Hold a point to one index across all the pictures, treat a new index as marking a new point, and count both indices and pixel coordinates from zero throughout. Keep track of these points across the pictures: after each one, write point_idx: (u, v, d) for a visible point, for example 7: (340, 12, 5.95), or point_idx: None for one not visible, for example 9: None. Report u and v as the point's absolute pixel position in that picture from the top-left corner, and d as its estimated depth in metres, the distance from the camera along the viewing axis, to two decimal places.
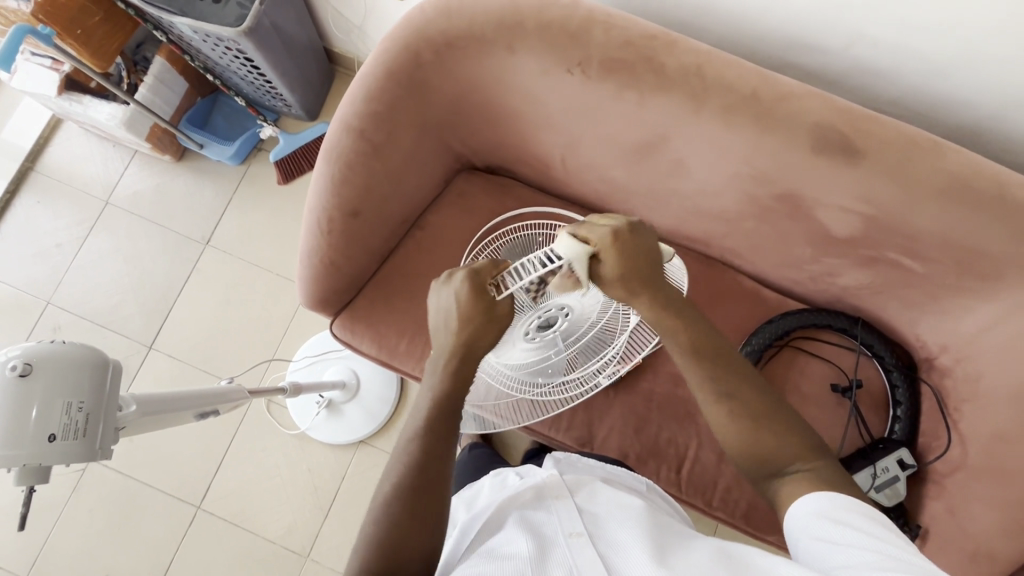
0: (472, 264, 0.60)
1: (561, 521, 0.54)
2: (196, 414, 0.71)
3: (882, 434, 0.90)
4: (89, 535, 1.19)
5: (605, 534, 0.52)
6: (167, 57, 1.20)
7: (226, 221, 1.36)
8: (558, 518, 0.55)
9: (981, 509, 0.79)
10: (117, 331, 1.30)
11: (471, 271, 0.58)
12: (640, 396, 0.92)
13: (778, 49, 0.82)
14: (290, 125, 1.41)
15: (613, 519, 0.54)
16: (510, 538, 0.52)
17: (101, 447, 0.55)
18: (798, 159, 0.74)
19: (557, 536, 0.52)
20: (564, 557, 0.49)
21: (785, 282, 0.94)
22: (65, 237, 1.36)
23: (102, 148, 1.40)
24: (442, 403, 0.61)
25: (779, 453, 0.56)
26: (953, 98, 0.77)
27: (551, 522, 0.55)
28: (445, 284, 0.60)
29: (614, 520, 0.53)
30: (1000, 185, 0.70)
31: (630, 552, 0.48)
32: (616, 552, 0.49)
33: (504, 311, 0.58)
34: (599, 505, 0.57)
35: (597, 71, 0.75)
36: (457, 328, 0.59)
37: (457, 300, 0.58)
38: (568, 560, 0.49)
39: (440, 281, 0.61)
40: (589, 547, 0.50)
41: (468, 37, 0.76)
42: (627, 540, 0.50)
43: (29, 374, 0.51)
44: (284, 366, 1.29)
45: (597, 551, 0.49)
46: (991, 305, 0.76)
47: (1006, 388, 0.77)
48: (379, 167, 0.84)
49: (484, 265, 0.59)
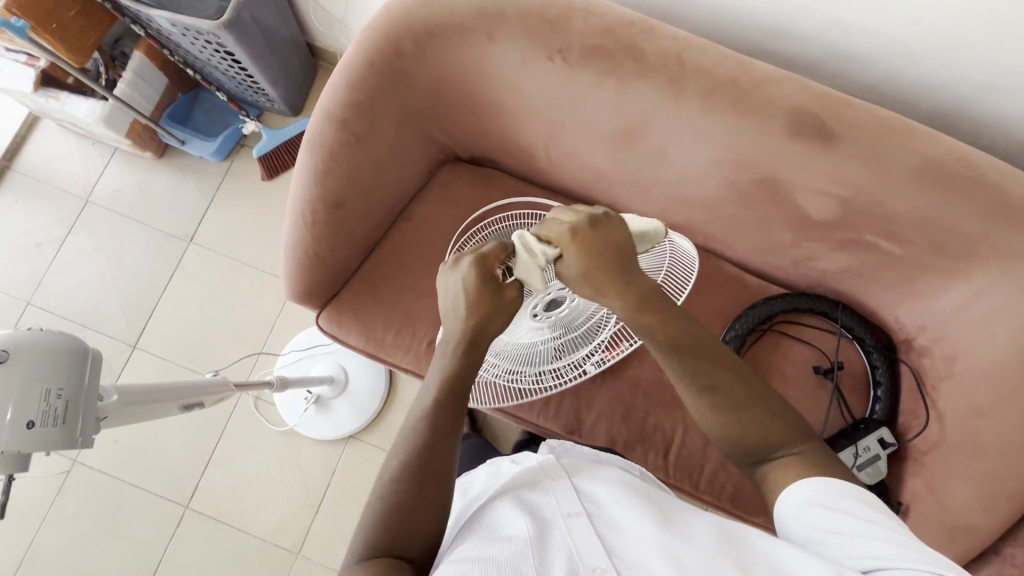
0: (479, 249, 0.62)
1: (558, 504, 0.54)
2: (181, 406, 0.70)
3: (863, 414, 0.92)
4: (74, 537, 1.17)
5: (605, 516, 0.52)
6: (145, 52, 1.19)
7: (210, 218, 1.35)
8: (557, 501, 0.55)
9: (960, 484, 0.81)
10: (100, 331, 1.29)
11: (478, 256, 0.61)
12: (627, 382, 0.93)
13: (755, 35, 0.83)
14: (274, 120, 1.40)
15: (612, 500, 0.54)
16: (508, 522, 0.52)
17: (81, 435, 0.55)
18: (776, 142, 0.75)
19: (556, 518, 0.52)
20: (563, 539, 0.50)
21: (766, 268, 0.96)
22: (44, 235, 1.34)
23: (81, 145, 1.38)
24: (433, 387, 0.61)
25: (770, 432, 0.57)
26: (923, 82, 0.79)
27: (549, 504, 0.55)
28: (451, 270, 0.63)
29: (614, 501, 0.54)
30: (970, 166, 0.72)
31: (630, 534, 0.49)
32: (616, 534, 0.49)
33: (511, 298, 0.62)
34: (598, 486, 0.57)
35: (578, 57, 0.76)
36: (465, 314, 0.60)
37: (464, 287, 0.60)
38: (567, 545, 0.49)
39: (446, 267, 0.64)
40: (587, 528, 0.50)
41: (448, 24, 0.77)
42: (626, 522, 0.50)
43: (7, 361, 0.50)
44: (271, 361, 1.28)
45: (595, 532, 0.50)
46: (965, 283, 0.78)
47: (981, 364, 0.79)
48: (362, 157, 0.84)
49: (491, 251, 0.62)
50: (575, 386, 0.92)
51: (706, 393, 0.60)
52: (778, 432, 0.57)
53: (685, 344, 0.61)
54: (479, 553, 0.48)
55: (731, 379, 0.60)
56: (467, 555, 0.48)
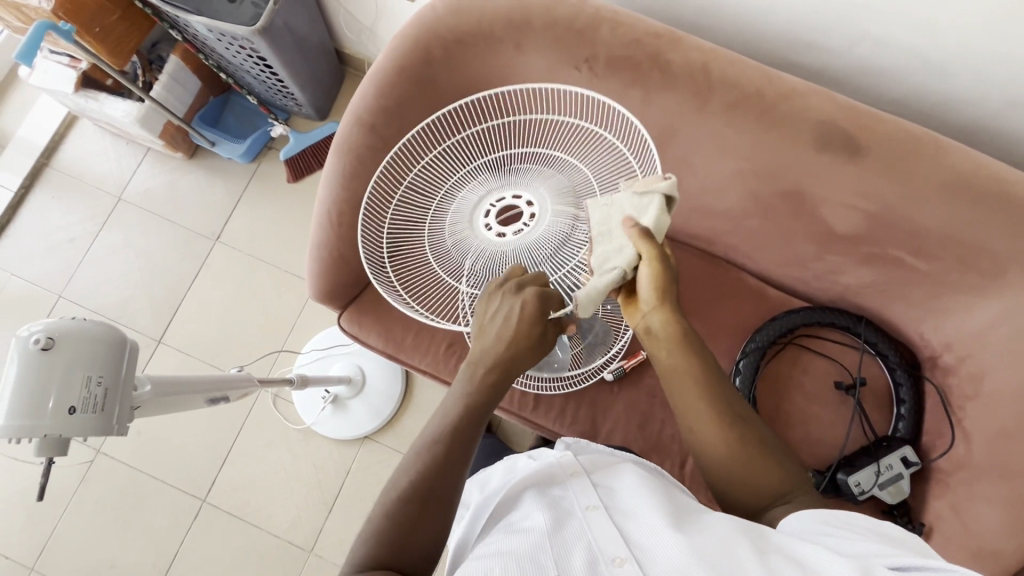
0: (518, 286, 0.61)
1: (576, 496, 0.55)
2: (208, 400, 0.72)
3: (886, 432, 0.91)
4: (95, 527, 1.20)
5: (622, 509, 0.52)
6: (182, 56, 1.22)
7: (236, 217, 1.38)
8: (575, 495, 0.55)
9: (986, 506, 0.78)
10: (127, 325, 1.32)
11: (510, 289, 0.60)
12: (644, 391, 0.92)
13: (782, 49, 0.84)
14: (301, 124, 1.44)
15: (630, 493, 0.54)
16: (526, 516, 0.52)
17: (116, 423, 0.56)
18: (801, 155, 0.75)
19: (574, 510, 0.52)
20: (581, 529, 0.49)
21: (787, 280, 0.95)
22: (77, 232, 1.38)
23: (116, 145, 1.43)
24: (469, 405, 0.60)
25: (773, 481, 0.57)
26: (953, 96, 0.78)
27: (567, 496, 0.55)
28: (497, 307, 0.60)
29: (630, 494, 0.53)
30: (1001, 182, 0.71)
31: (647, 522, 0.48)
32: (634, 523, 0.49)
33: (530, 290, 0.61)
34: (615, 481, 0.57)
35: (605, 68, 0.77)
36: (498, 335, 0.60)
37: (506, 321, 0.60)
38: (585, 536, 0.49)
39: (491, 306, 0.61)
40: (604, 518, 0.50)
41: (477, 34, 0.78)
42: (644, 512, 0.50)
43: (51, 348, 0.52)
44: (291, 359, 1.30)
45: (613, 522, 0.49)
46: (993, 301, 0.77)
47: (1011, 385, 0.78)
48: (388, 161, 0.85)
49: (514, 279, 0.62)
50: (592, 393, 0.93)
51: (720, 432, 0.60)
52: (780, 479, 0.57)
53: (700, 378, 0.62)
54: (497, 547, 0.48)
55: (739, 421, 0.61)
56: (486, 550, 0.49)
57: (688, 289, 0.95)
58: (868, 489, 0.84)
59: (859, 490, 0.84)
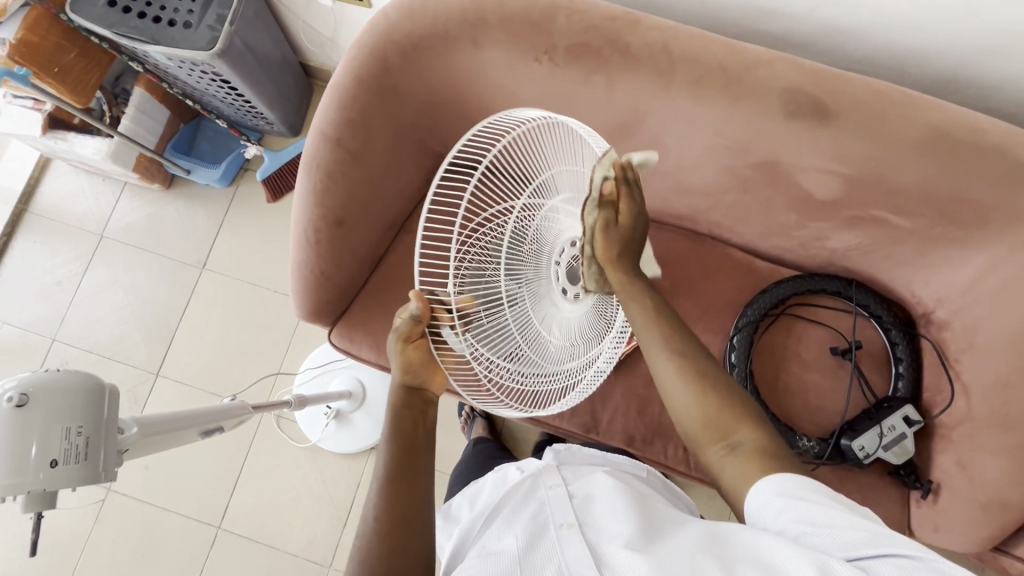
0: (407, 322, 0.59)
1: (552, 512, 0.55)
2: (201, 433, 0.72)
3: (886, 393, 0.91)
4: (111, 564, 1.20)
5: (595, 523, 0.52)
6: (146, 87, 1.21)
7: (220, 243, 1.38)
8: (550, 510, 0.55)
9: (989, 459, 0.78)
10: (123, 361, 1.32)
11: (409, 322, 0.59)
12: (640, 376, 0.92)
13: (743, 20, 0.82)
14: (275, 142, 1.42)
15: (605, 507, 0.54)
16: (503, 536, 0.53)
17: (104, 470, 0.56)
18: (773, 125, 0.74)
19: (549, 527, 0.53)
20: (554, 549, 0.49)
21: (774, 251, 0.94)
22: (63, 273, 1.38)
23: (92, 183, 1.42)
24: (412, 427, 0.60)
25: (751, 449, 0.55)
26: (921, 50, 0.77)
27: (543, 513, 0.55)
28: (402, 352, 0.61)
29: (605, 508, 0.54)
30: (975, 132, 0.70)
31: (615, 537, 0.49)
32: (605, 542, 0.49)
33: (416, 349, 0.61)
34: (591, 493, 0.58)
35: (564, 57, 0.76)
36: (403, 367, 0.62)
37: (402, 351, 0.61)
38: (556, 556, 0.49)
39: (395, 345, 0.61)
40: (577, 537, 0.50)
41: (432, 36, 0.77)
42: (615, 526, 0.50)
43: (26, 404, 0.52)
44: (290, 380, 1.30)
45: (585, 540, 0.49)
46: (980, 251, 0.76)
47: (1006, 334, 0.77)
48: (358, 173, 0.84)
49: (402, 326, 0.60)
50: None
51: (674, 360, 0.60)
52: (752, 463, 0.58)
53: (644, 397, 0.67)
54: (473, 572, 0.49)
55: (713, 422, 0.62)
56: None
57: (674, 269, 0.95)
58: (872, 453, 0.83)
59: (864, 454, 0.84)
